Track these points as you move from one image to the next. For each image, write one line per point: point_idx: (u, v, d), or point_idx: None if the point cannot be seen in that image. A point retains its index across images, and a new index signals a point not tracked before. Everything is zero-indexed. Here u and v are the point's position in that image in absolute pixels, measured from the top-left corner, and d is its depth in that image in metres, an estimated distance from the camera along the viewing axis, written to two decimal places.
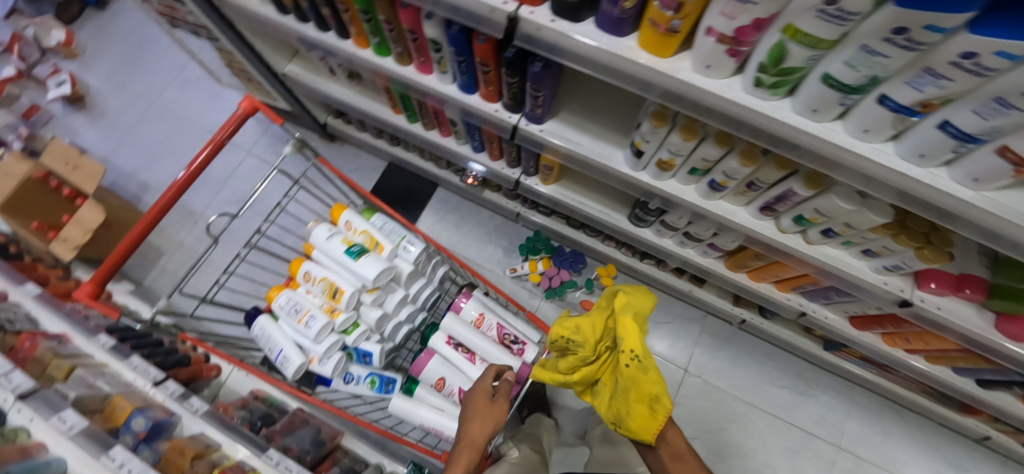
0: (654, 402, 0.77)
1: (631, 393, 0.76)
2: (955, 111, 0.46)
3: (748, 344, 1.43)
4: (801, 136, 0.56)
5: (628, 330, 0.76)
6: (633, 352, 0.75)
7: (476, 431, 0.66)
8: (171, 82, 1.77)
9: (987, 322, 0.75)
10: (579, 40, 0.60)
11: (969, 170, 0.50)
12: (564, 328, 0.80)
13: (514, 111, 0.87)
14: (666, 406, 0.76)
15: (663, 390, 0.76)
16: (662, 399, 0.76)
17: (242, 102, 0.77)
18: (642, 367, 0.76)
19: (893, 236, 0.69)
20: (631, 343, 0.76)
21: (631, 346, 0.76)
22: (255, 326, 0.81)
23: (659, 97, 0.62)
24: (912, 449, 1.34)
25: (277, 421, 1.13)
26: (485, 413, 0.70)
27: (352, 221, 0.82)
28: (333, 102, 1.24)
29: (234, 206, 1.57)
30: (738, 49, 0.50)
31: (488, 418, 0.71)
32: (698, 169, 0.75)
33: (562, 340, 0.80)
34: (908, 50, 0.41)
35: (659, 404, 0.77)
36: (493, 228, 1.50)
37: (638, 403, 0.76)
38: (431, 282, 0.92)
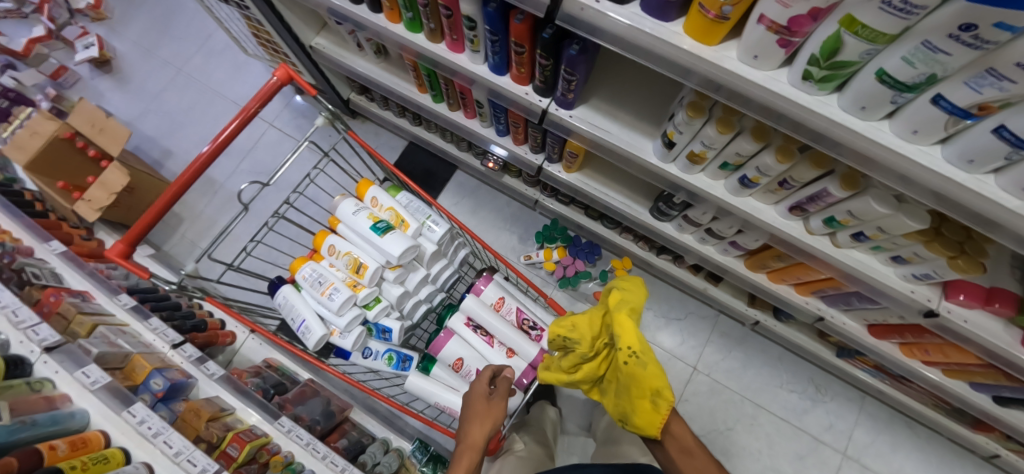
0: (657, 397, 0.74)
1: (633, 389, 0.76)
2: (1013, 115, 0.44)
3: (760, 346, 1.42)
4: (846, 134, 0.55)
5: (624, 326, 0.75)
6: (632, 349, 0.74)
7: (475, 433, 0.67)
8: (197, 50, 1.78)
9: (1013, 338, 0.74)
10: (614, 19, 0.59)
11: (1018, 179, 0.49)
12: (561, 326, 0.79)
13: (544, 95, 0.86)
14: (668, 399, 0.73)
15: (665, 384, 0.74)
16: (664, 393, 0.73)
17: (277, 71, 0.76)
18: (643, 363, 0.75)
19: (927, 243, 0.67)
20: (629, 341, 0.75)
21: (629, 343, 0.75)
22: (278, 295, 0.81)
23: (699, 86, 0.60)
24: (919, 461, 1.34)
25: (289, 391, 1.15)
26: (484, 414, 0.70)
27: (378, 197, 0.82)
28: (358, 77, 1.23)
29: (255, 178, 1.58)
30: (789, 39, 0.49)
31: (487, 419, 0.71)
32: (730, 164, 0.74)
33: (560, 339, 0.80)
34: (973, 48, 0.39)
35: (662, 399, 0.74)
36: (510, 214, 1.50)
37: (640, 398, 0.75)
38: (451, 263, 0.92)
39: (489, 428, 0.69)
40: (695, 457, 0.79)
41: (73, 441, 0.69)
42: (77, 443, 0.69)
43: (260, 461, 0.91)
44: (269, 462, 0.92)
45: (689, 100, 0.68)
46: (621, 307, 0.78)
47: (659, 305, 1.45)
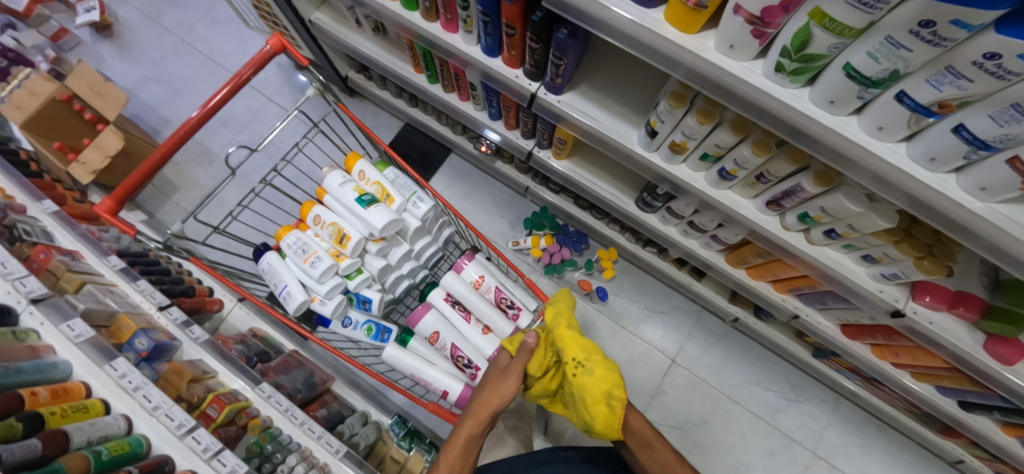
0: (612, 399, 0.78)
1: (585, 398, 0.78)
2: (971, 115, 0.46)
3: (740, 343, 1.44)
4: (819, 129, 0.56)
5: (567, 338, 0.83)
6: (576, 359, 0.80)
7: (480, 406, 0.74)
8: (199, 20, 1.78)
9: (977, 342, 0.76)
10: (617, 13, 0.60)
11: (978, 179, 0.51)
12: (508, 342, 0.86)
13: (534, 79, 0.87)
14: (621, 399, 0.77)
15: (617, 385, 0.78)
16: (615, 392, 0.77)
17: (271, 39, 0.77)
18: (588, 372, 0.80)
19: (896, 243, 0.69)
20: (572, 352, 0.81)
21: (572, 355, 0.81)
22: (262, 261, 0.83)
23: (683, 76, 0.62)
24: (888, 464, 1.37)
25: (272, 359, 1.17)
26: (498, 385, 0.77)
27: (365, 171, 0.83)
28: (357, 55, 1.24)
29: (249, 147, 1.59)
30: (763, 30, 0.50)
31: (496, 390, 0.77)
32: (710, 155, 0.75)
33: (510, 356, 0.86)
34: (932, 45, 0.41)
35: (617, 400, 0.78)
36: (502, 200, 1.52)
37: (595, 405, 0.77)
38: (435, 241, 0.94)
39: (495, 402, 0.75)
40: (654, 449, 0.84)
41: (55, 389, 0.72)
42: (58, 391, 0.72)
43: (239, 424, 0.94)
44: (248, 424, 0.94)
45: (670, 90, 0.70)
46: (561, 323, 0.86)
47: (644, 298, 1.46)
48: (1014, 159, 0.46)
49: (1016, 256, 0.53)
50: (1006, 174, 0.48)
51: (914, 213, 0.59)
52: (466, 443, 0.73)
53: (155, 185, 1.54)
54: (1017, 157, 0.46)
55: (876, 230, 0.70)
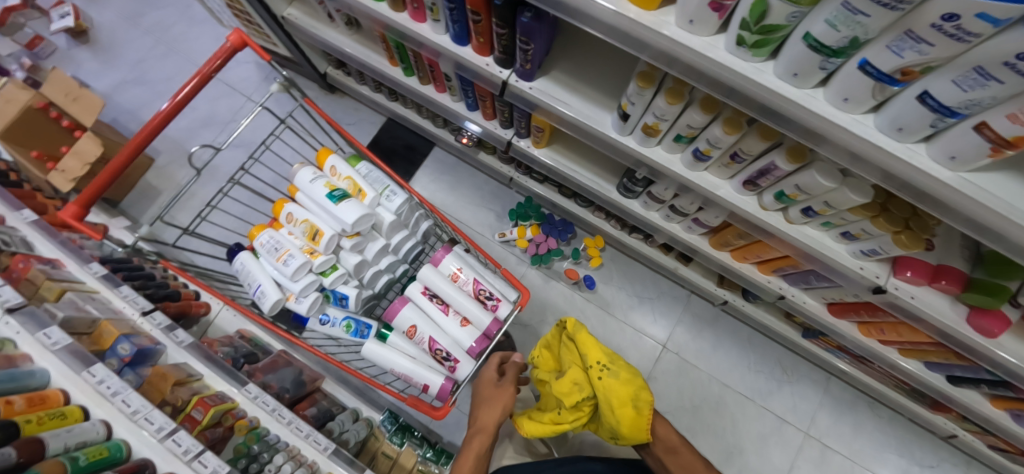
0: (637, 402, 0.89)
1: (614, 401, 0.88)
2: (935, 80, 0.45)
3: (731, 327, 1.44)
4: (783, 103, 0.55)
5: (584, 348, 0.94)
6: (602, 363, 0.91)
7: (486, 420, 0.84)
8: (176, 21, 1.76)
9: (959, 315, 0.75)
10: (601, 5, 0.57)
11: (947, 147, 0.50)
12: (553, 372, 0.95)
13: (505, 66, 0.85)
14: (646, 401, 0.89)
15: (639, 388, 0.90)
16: (642, 394, 0.89)
17: (231, 35, 0.76)
18: (613, 375, 0.90)
19: (872, 219, 0.68)
20: (597, 356, 0.92)
21: (596, 359, 0.92)
22: (237, 260, 0.86)
23: (650, 57, 0.60)
24: (880, 443, 1.37)
25: (260, 360, 1.15)
26: (494, 401, 0.86)
27: (336, 167, 0.84)
28: (332, 50, 1.22)
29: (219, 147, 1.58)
30: (721, 3, 0.49)
31: (496, 404, 0.86)
32: (683, 136, 0.74)
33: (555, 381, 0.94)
34: (890, 9, 0.39)
35: (642, 402, 0.89)
36: (487, 192, 1.51)
37: (621, 407, 0.87)
38: (413, 234, 0.95)
39: (498, 414, 0.86)
40: (680, 454, 0.88)
41: (30, 397, 0.71)
42: (34, 399, 0.71)
43: (225, 425, 0.93)
44: (234, 425, 0.93)
45: (637, 73, 0.69)
46: (581, 331, 0.97)
47: (633, 285, 1.46)
48: (981, 125, 0.46)
49: (986, 225, 0.53)
50: (974, 140, 0.47)
51: (889, 189, 0.59)
52: (477, 455, 0.80)
53: (137, 190, 1.53)
54: (984, 123, 0.45)
55: (853, 206, 0.69)
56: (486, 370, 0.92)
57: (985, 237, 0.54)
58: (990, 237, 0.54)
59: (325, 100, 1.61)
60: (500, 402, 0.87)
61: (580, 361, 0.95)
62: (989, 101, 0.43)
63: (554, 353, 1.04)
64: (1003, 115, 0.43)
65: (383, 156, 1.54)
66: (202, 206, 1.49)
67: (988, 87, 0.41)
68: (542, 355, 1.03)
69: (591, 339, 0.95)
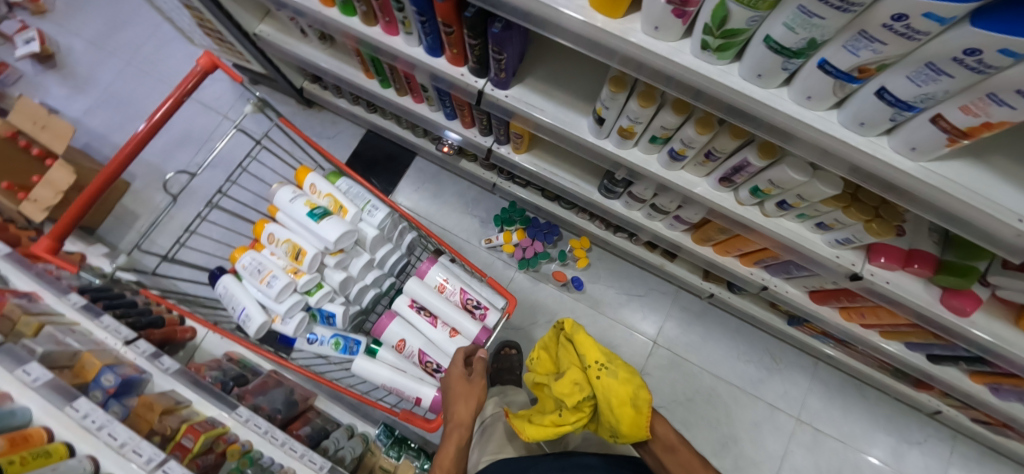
0: (636, 401, 0.86)
1: (613, 400, 0.85)
2: (891, 77, 0.47)
3: (720, 320, 1.46)
4: (750, 103, 0.57)
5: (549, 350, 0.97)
6: (600, 362, 0.90)
7: (462, 413, 0.76)
8: (145, 41, 1.73)
9: (933, 296, 0.78)
10: (567, 15, 0.58)
11: (907, 139, 0.52)
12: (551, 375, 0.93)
13: (480, 76, 0.86)
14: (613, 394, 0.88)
15: (638, 387, 0.88)
16: (640, 393, 0.86)
17: (201, 58, 0.75)
18: (612, 375, 0.89)
19: (844, 209, 0.70)
20: (595, 356, 0.91)
21: (595, 358, 0.91)
22: (220, 284, 0.93)
23: (620, 64, 0.61)
24: (868, 424, 1.40)
25: (249, 382, 1.14)
26: (467, 394, 0.79)
27: (317, 185, 0.93)
28: (305, 64, 1.21)
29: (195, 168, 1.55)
30: (684, 9, 0.50)
31: (470, 398, 0.79)
32: (659, 137, 0.75)
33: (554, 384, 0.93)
34: (843, 11, 0.41)
35: (641, 400, 0.87)
36: (470, 199, 1.51)
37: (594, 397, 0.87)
38: (396, 248, 1.02)
39: (474, 406, 0.78)
40: (678, 452, 0.87)
41: (12, 438, 0.68)
42: (17, 439, 0.68)
43: (217, 451, 0.92)
44: (226, 451, 0.92)
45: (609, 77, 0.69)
46: (579, 332, 0.97)
47: (621, 283, 1.47)
48: (937, 117, 0.48)
49: (947, 209, 0.55)
50: (931, 131, 0.49)
51: (858, 181, 0.61)
52: (457, 452, 0.74)
53: (114, 216, 1.50)
54: (939, 115, 0.47)
55: (825, 198, 0.71)
56: (455, 364, 0.84)
57: (947, 222, 0.57)
58: (952, 222, 0.57)
59: (303, 115, 1.60)
60: (473, 394, 0.79)
61: (580, 361, 0.94)
62: (942, 94, 0.45)
63: (551, 355, 1.05)
64: (956, 107, 0.45)
65: (365, 169, 1.53)
66: (181, 231, 1.47)
67: (940, 82, 0.44)
68: (541, 357, 1.03)
69: (588, 339, 0.95)
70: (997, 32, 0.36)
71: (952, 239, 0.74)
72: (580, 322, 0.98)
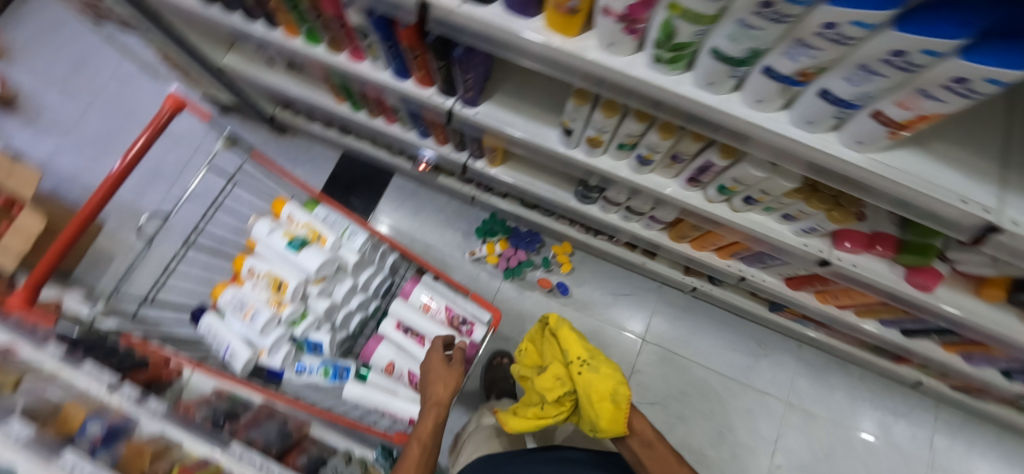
0: (616, 396, 0.90)
1: (592, 394, 0.91)
2: (829, 79, 0.50)
3: (705, 310, 1.54)
4: (705, 109, 0.59)
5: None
6: (582, 358, 0.96)
7: (441, 394, 0.92)
8: (110, 78, 1.71)
9: (898, 275, 0.81)
10: (528, 38, 0.61)
11: (852, 134, 0.55)
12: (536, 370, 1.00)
13: (448, 95, 0.88)
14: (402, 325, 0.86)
15: (619, 383, 0.91)
16: (620, 389, 0.90)
17: (166, 100, 0.76)
18: (593, 370, 0.94)
19: (805, 200, 0.74)
20: (578, 352, 0.98)
21: (578, 354, 0.97)
22: (203, 324, 1.03)
23: (581, 79, 0.64)
24: (857, 400, 1.48)
25: (241, 416, 1.12)
26: (445, 378, 0.95)
27: (294, 215, 1.05)
28: (275, 92, 1.22)
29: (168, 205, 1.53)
30: (633, 26, 0.52)
31: (448, 383, 0.95)
32: (626, 144, 0.79)
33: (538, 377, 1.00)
34: (778, 22, 0.43)
35: (621, 396, 0.90)
36: (451, 213, 1.59)
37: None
38: (377, 269, 1.18)
39: (451, 389, 0.94)
40: (654, 448, 0.90)
41: None
42: None
43: None
44: None
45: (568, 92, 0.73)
46: (565, 327, 1.04)
47: (607, 284, 1.54)
48: (876, 113, 0.50)
49: (893, 195, 0.59)
50: (872, 126, 0.52)
51: (815, 176, 0.64)
52: (434, 425, 0.88)
53: (90, 258, 1.47)
54: (878, 111, 0.50)
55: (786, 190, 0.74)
56: (435, 352, 1.01)
57: (892, 206, 0.61)
58: (897, 206, 0.61)
59: (277, 141, 1.66)
60: (451, 379, 0.96)
61: (563, 354, 1.02)
62: (878, 92, 0.48)
63: (537, 348, 1.13)
64: (893, 103, 0.48)
65: (344, 190, 1.60)
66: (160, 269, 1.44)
67: (875, 81, 0.46)
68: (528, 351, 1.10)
69: (572, 335, 1.01)
70: (919, 35, 0.38)
71: (908, 219, 0.78)
72: (566, 318, 1.05)
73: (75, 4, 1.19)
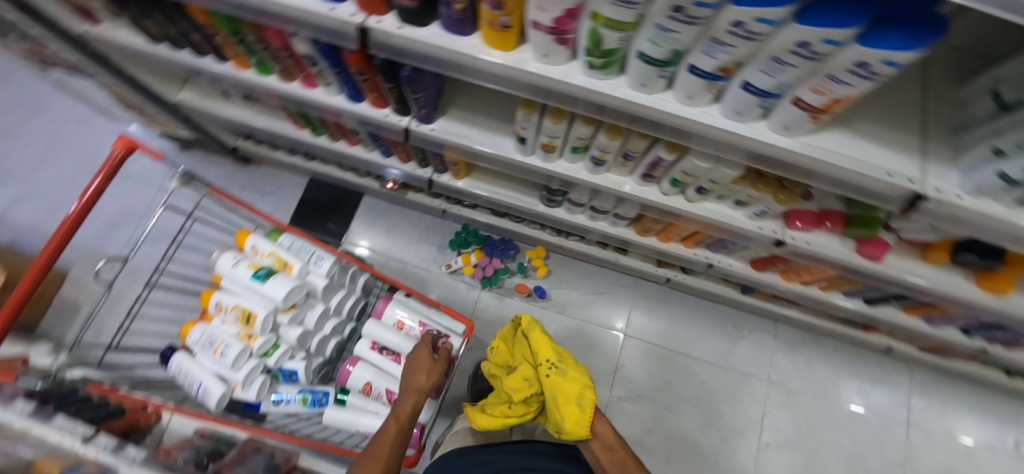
0: (581, 400, 0.95)
1: (559, 397, 0.95)
2: (749, 72, 0.53)
3: (681, 300, 1.65)
4: (642, 109, 0.62)
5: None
6: (551, 361, 0.99)
7: (422, 381, 0.96)
8: (63, 122, 1.67)
9: (848, 248, 0.85)
10: (487, 60, 0.63)
11: (780, 120, 0.59)
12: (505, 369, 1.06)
13: (403, 114, 0.89)
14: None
15: (584, 387, 0.96)
16: (585, 393, 0.95)
17: (117, 142, 0.76)
18: (561, 373, 0.98)
19: (752, 185, 0.78)
20: (547, 354, 1.01)
21: (546, 357, 1.01)
22: (174, 364, 1.06)
23: (524, 90, 0.66)
24: (834, 370, 1.62)
25: (225, 455, 1.08)
26: (429, 369, 0.99)
27: (258, 245, 1.11)
28: (234, 124, 1.23)
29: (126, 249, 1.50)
30: (563, 37, 0.55)
31: (431, 373, 0.99)
32: (579, 147, 0.81)
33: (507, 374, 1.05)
34: (691, 24, 0.46)
35: (586, 399, 0.95)
36: (424, 228, 1.66)
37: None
38: (348, 292, 1.22)
39: (433, 378, 0.98)
40: (616, 451, 0.95)
41: None
42: None
43: None
44: None
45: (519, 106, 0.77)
46: (536, 329, 1.06)
47: (584, 284, 1.64)
48: (796, 100, 0.54)
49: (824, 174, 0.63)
50: (795, 112, 0.55)
51: (758, 165, 0.67)
52: (412, 406, 0.93)
53: (56, 309, 1.43)
54: (797, 98, 0.54)
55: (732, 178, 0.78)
56: (423, 345, 1.04)
57: (826, 185, 0.65)
58: (829, 184, 0.65)
59: (243, 172, 1.70)
60: (433, 370, 1.00)
61: (531, 354, 1.06)
62: (793, 81, 0.51)
63: (509, 345, 1.15)
64: (809, 89, 0.51)
65: (316, 215, 1.64)
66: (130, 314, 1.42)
67: (788, 71, 0.49)
68: (499, 349, 1.14)
69: (542, 337, 1.04)
70: (816, 26, 0.41)
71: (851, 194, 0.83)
72: (536, 319, 1.08)
73: (19, 52, 1.18)
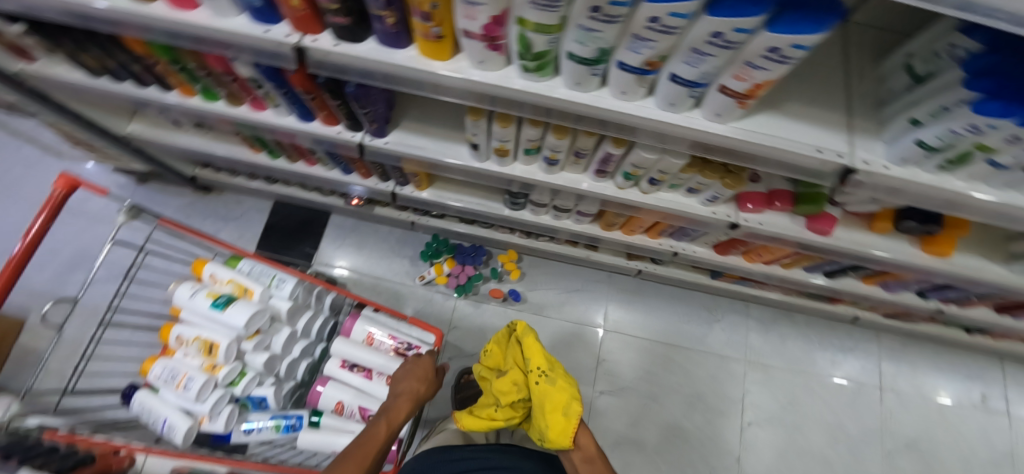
0: (567, 409, 0.94)
1: (546, 404, 0.94)
2: (674, 65, 0.55)
3: (654, 290, 1.74)
4: (580, 107, 0.64)
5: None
6: (542, 369, 0.99)
7: (415, 387, 0.98)
8: (8, 165, 1.62)
9: (799, 225, 0.89)
10: (444, 74, 0.65)
11: (712, 107, 0.62)
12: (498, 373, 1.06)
13: (356, 130, 0.91)
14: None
15: (573, 397, 0.95)
16: (572, 403, 0.94)
17: (58, 182, 0.75)
18: (550, 381, 0.98)
19: (701, 172, 0.81)
20: (538, 362, 1.00)
21: (538, 364, 1.00)
22: (136, 403, 1.07)
23: (466, 97, 0.68)
24: (804, 344, 1.74)
25: None
26: (423, 376, 1.02)
27: (216, 273, 1.14)
28: (189, 152, 1.24)
29: (72, 291, 1.46)
30: (495, 43, 0.57)
31: (424, 381, 1.02)
32: (530, 149, 0.83)
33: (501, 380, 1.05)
34: (610, 23, 0.48)
35: (573, 409, 0.94)
36: (395, 240, 1.70)
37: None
38: (317, 311, 1.28)
39: (427, 387, 1.01)
40: (595, 465, 0.91)
41: None
42: None
43: None
44: None
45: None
46: (531, 335, 1.05)
47: (559, 283, 1.71)
48: (721, 88, 0.57)
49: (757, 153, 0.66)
50: (722, 98, 0.58)
51: (704, 154, 0.69)
52: (405, 408, 0.94)
53: (15, 360, 1.38)
54: (722, 86, 0.57)
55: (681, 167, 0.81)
56: (422, 355, 1.08)
57: (761, 165, 0.69)
58: (764, 164, 0.68)
59: (205, 201, 1.69)
60: (426, 379, 1.03)
61: (524, 359, 1.05)
62: (714, 70, 0.54)
63: (502, 349, 1.14)
64: (730, 77, 0.54)
65: (285, 238, 1.66)
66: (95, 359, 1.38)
67: (708, 61, 0.52)
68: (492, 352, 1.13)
69: (536, 343, 1.03)
70: (725, 17, 0.43)
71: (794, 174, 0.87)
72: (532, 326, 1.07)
73: None
